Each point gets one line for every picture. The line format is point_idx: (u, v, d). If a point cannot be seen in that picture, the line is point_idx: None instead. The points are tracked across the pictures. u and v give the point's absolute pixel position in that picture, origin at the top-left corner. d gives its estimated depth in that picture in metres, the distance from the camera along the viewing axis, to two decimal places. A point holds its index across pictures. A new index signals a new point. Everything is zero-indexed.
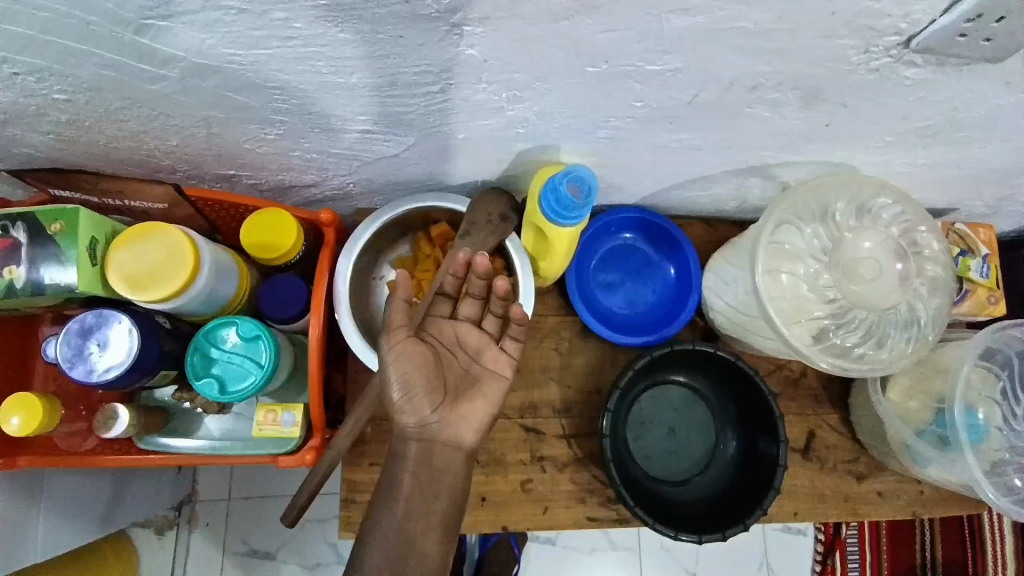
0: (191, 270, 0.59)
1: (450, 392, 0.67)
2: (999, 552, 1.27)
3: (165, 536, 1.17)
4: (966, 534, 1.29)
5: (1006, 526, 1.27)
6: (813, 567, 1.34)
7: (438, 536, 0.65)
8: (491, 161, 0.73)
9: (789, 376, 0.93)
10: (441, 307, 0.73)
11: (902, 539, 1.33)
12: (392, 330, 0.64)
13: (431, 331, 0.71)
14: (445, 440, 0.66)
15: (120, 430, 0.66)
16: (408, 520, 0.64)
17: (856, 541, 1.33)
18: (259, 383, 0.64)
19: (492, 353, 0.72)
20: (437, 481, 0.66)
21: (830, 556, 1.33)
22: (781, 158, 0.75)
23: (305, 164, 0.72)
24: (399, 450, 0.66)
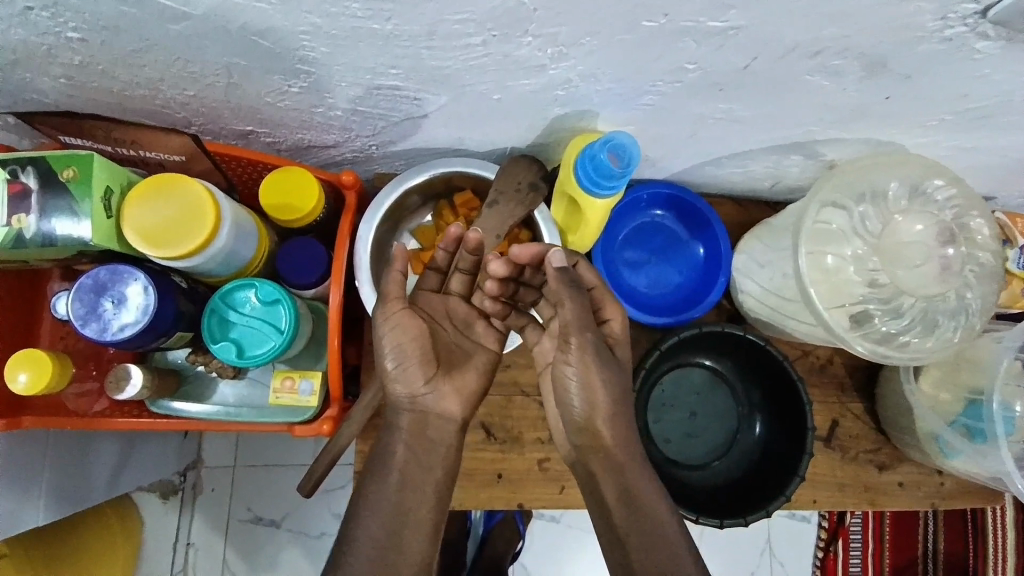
0: (210, 229, 0.56)
1: (443, 365, 0.66)
2: (999, 546, 1.28)
3: (169, 500, 1.16)
4: (968, 526, 1.30)
5: (1006, 518, 1.28)
6: (815, 554, 1.33)
7: (431, 508, 0.63)
8: (523, 127, 0.69)
9: (815, 364, 0.91)
10: (430, 279, 0.71)
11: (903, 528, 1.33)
12: (387, 300, 0.63)
13: (421, 303, 0.69)
14: (439, 412, 0.66)
15: (132, 392, 0.63)
16: (402, 492, 0.62)
17: (858, 529, 1.34)
18: (279, 348, 0.61)
19: (481, 327, 0.72)
20: (433, 453, 0.66)
21: (832, 544, 1.33)
22: (829, 135, 0.71)
23: (327, 123, 0.68)
24: (392, 421, 0.65)
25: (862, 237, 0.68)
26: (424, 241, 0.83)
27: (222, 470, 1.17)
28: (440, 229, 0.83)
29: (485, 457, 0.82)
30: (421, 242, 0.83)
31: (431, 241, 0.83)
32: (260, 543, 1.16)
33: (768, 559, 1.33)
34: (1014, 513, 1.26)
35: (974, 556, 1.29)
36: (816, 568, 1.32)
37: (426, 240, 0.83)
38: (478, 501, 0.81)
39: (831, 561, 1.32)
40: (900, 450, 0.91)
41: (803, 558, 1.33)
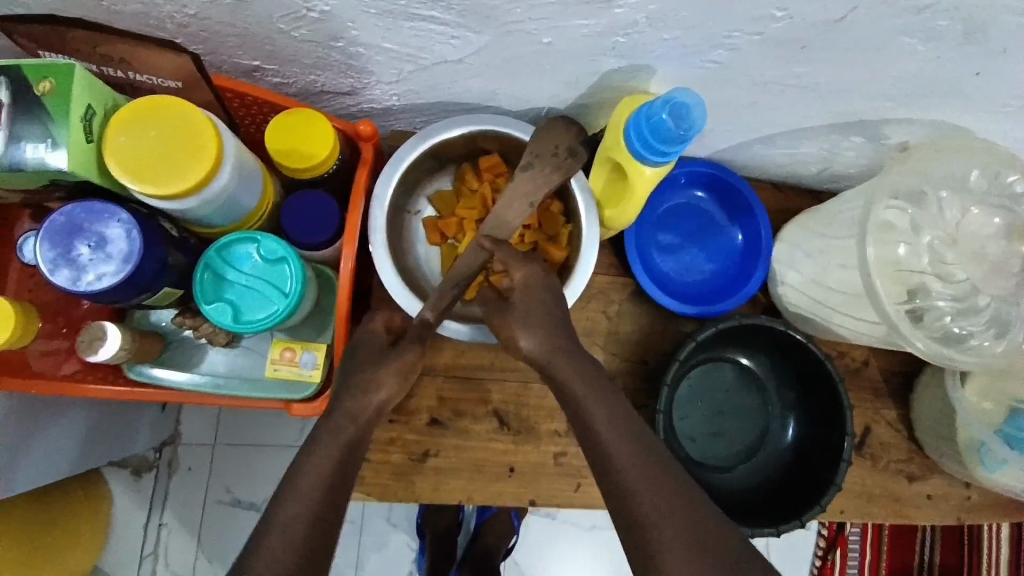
0: (208, 168, 0.48)
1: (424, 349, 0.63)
2: (994, 562, 1.24)
3: (143, 478, 1.07)
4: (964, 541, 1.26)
5: (1003, 532, 1.24)
6: (813, 563, 1.25)
7: None
8: (568, 82, 0.62)
9: (850, 366, 0.84)
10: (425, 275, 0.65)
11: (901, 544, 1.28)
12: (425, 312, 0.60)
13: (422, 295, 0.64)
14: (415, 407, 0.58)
15: (106, 355, 0.55)
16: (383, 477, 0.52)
17: (857, 539, 1.27)
18: (282, 313, 0.53)
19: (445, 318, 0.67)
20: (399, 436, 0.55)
21: (831, 552, 1.26)
22: (900, 113, 0.64)
23: (346, 63, 0.59)
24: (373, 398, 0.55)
25: (932, 229, 0.62)
26: (443, 208, 0.74)
27: (200, 448, 1.09)
28: (461, 194, 0.74)
29: (496, 447, 0.75)
30: (440, 209, 0.75)
31: (450, 207, 0.74)
32: (237, 527, 1.08)
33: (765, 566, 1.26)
34: (1010, 527, 1.22)
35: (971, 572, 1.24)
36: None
37: (446, 208, 0.75)
38: (488, 495, 0.74)
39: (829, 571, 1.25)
40: (931, 461, 0.85)
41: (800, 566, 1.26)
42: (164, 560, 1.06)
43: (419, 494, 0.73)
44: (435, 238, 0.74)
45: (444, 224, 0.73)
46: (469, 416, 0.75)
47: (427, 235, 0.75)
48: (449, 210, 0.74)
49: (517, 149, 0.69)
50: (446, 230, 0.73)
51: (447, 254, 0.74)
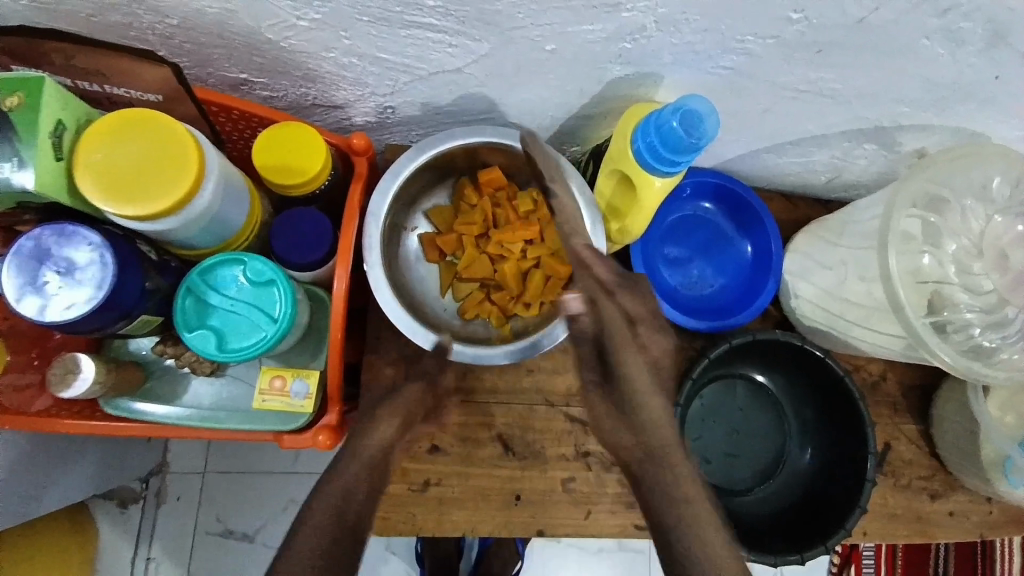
0: (191, 184, 0.44)
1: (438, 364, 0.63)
2: None
3: (130, 509, 1.02)
4: (981, 560, 1.17)
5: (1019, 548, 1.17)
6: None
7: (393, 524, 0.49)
8: (572, 92, 0.59)
9: (867, 380, 0.81)
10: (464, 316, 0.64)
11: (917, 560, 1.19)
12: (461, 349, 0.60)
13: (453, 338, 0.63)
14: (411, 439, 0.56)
15: (82, 387, 0.51)
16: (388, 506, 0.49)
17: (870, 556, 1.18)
18: (272, 338, 0.49)
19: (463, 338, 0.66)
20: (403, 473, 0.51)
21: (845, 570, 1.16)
22: (917, 119, 0.62)
23: (339, 74, 0.56)
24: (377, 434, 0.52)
25: (956, 239, 0.60)
26: (441, 224, 0.71)
27: (190, 477, 1.04)
28: (459, 209, 0.71)
29: (501, 474, 0.71)
30: (437, 224, 0.71)
31: (449, 223, 0.71)
32: (227, 559, 1.02)
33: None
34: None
35: None
36: None
37: (444, 223, 0.71)
38: (494, 526, 0.70)
39: None
40: (954, 478, 0.81)
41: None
42: None
43: (420, 526, 0.69)
44: (434, 256, 0.71)
45: (443, 241, 0.69)
46: (472, 441, 0.71)
47: (425, 253, 0.71)
48: (447, 226, 0.71)
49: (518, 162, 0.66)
50: (445, 246, 0.70)
51: (446, 272, 0.71)
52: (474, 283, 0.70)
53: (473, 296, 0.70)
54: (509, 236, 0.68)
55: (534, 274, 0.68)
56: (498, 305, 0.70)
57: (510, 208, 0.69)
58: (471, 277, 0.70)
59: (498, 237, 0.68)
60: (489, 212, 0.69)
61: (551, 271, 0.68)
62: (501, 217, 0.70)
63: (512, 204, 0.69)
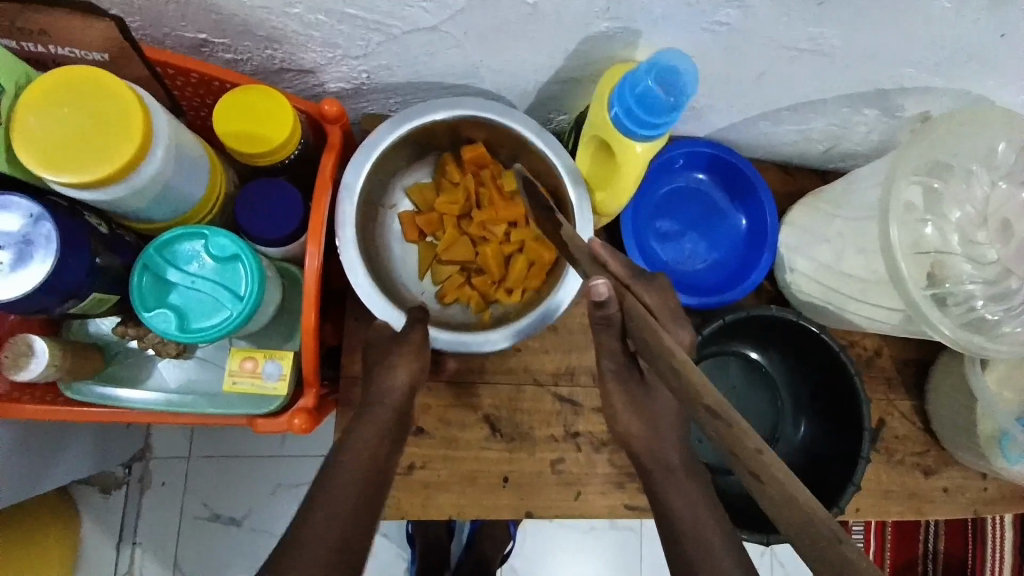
0: (136, 148, 0.41)
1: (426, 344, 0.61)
2: (998, 550, 1.17)
3: (113, 495, 0.99)
4: (969, 535, 1.17)
5: (1007, 522, 1.17)
6: None
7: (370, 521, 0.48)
8: (558, 52, 0.55)
9: (861, 356, 0.79)
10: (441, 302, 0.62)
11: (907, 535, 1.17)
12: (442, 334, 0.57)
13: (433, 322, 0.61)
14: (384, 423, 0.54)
15: (38, 370, 0.48)
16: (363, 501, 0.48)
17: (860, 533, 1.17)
18: (237, 318, 0.46)
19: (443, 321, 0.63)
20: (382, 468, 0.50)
21: None
22: (920, 81, 0.59)
23: (306, 34, 0.51)
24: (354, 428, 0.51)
25: (960, 206, 0.58)
26: (422, 202, 0.68)
27: (173, 462, 1.01)
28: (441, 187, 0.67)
29: (488, 456, 0.69)
30: (419, 202, 0.68)
31: (430, 202, 0.68)
32: (214, 545, 1.00)
33: (770, 558, 1.12)
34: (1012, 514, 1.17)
35: (975, 563, 1.17)
36: None
37: (424, 202, 0.68)
38: (481, 509, 0.68)
39: None
40: (948, 454, 0.80)
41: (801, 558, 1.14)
42: None
43: (405, 511, 0.67)
44: (413, 236, 0.68)
45: (424, 221, 0.67)
46: (458, 423, 0.69)
47: (404, 231, 0.68)
48: (428, 205, 0.68)
49: (504, 142, 0.63)
50: (426, 226, 0.67)
51: (424, 254, 0.68)
52: (451, 267, 0.68)
53: (451, 280, 0.67)
54: (493, 217, 0.66)
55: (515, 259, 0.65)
56: (477, 290, 0.67)
57: (495, 191, 0.66)
58: (450, 260, 0.67)
59: (480, 219, 0.66)
60: (472, 193, 0.66)
61: (533, 258, 0.65)
62: (483, 199, 0.67)
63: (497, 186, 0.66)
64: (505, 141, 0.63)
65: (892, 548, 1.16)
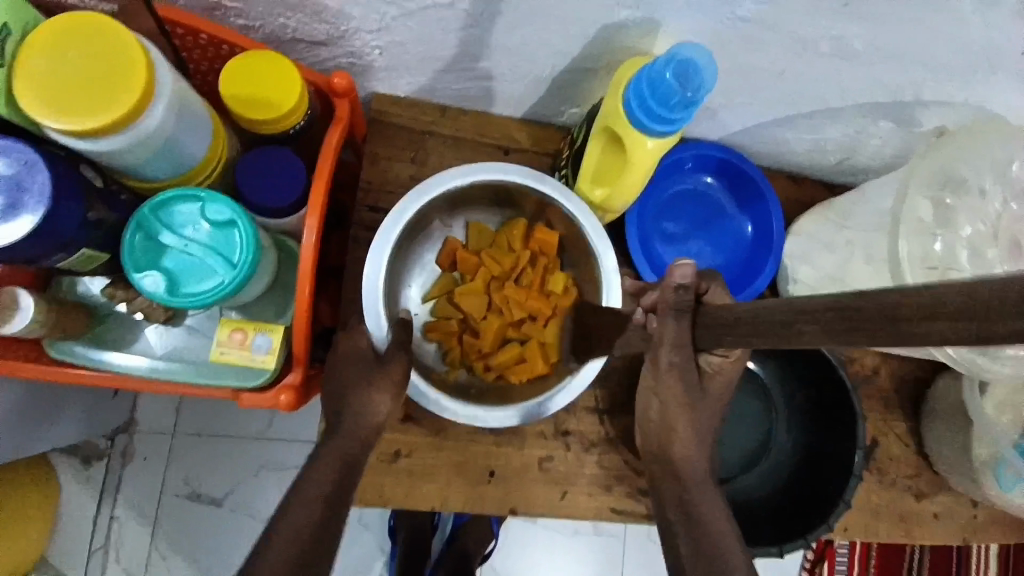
0: (134, 101, 0.40)
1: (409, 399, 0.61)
2: None
3: (93, 466, 0.98)
4: (954, 563, 1.14)
5: (993, 554, 1.15)
6: (800, 574, 1.12)
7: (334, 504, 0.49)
8: (575, 39, 0.54)
9: (860, 373, 0.78)
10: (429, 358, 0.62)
11: (891, 559, 1.15)
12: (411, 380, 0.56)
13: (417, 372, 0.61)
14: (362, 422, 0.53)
15: (20, 325, 0.47)
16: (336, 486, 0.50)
17: (844, 555, 1.15)
18: (229, 286, 0.45)
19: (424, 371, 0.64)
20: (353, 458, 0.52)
21: (818, 566, 1.13)
22: (939, 94, 0.58)
23: (321, 3, 0.50)
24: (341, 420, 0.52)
25: (973, 222, 0.57)
26: (473, 241, 0.69)
27: (158, 437, 1.00)
28: (497, 242, 0.69)
29: (477, 449, 0.68)
30: (469, 239, 0.69)
31: (479, 246, 0.69)
32: (194, 523, 0.99)
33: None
34: (999, 546, 1.15)
35: None
36: None
37: (477, 242, 0.69)
38: (465, 503, 0.67)
39: None
40: (940, 477, 0.79)
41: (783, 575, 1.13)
42: (115, 557, 0.97)
43: (388, 498, 0.66)
44: (444, 262, 0.69)
45: (463, 259, 0.68)
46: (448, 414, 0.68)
47: (440, 253, 0.69)
48: (476, 248, 0.69)
49: (575, 243, 0.65)
50: (461, 263, 0.68)
51: (443, 283, 0.69)
52: (452, 311, 0.68)
53: (447, 324, 0.68)
54: (518, 297, 0.67)
55: (513, 347, 0.66)
56: (464, 348, 0.68)
57: (541, 274, 0.68)
58: (457, 304, 0.67)
59: (506, 293, 0.67)
60: (522, 264, 0.68)
61: (528, 357, 0.66)
62: (524, 275, 0.69)
63: (545, 271, 0.68)
64: (575, 247, 0.66)
65: (875, 571, 1.15)
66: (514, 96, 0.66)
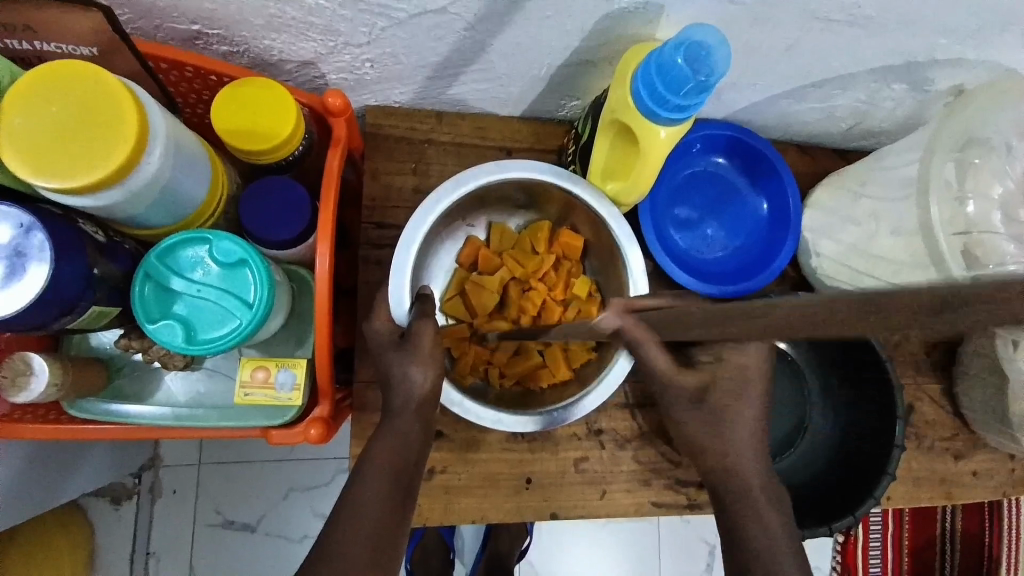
0: (120, 163, 0.38)
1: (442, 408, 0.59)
2: None
3: (124, 505, 0.97)
4: (989, 516, 1.12)
5: None
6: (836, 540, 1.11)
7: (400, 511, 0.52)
8: (573, 31, 0.52)
9: (888, 340, 0.76)
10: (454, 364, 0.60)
11: (924, 518, 1.13)
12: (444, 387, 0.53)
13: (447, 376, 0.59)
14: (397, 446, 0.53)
15: (38, 390, 0.46)
16: None
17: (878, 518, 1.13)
18: (246, 328, 0.43)
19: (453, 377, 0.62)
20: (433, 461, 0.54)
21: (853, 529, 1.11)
22: (955, 49, 0.56)
23: (306, 21, 0.48)
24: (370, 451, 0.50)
25: (998, 181, 0.56)
26: (495, 243, 0.68)
27: (184, 470, 0.99)
28: (519, 244, 0.68)
29: (510, 458, 0.67)
30: (492, 239, 0.68)
31: (502, 248, 0.68)
32: (230, 551, 0.98)
33: None
34: None
35: (992, 539, 1.12)
36: (836, 553, 1.11)
37: (500, 243, 0.68)
38: (504, 513, 0.66)
39: (852, 550, 1.10)
40: (977, 436, 0.77)
41: (820, 546, 1.12)
42: None
43: (425, 518, 0.65)
44: (465, 261, 0.68)
45: (486, 258, 0.66)
46: (478, 426, 0.66)
47: (460, 252, 0.68)
48: (498, 249, 0.68)
49: (601, 249, 0.65)
50: (482, 262, 0.67)
51: (457, 282, 0.67)
52: (464, 312, 0.66)
53: (460, 326, 0.65)
54: (537, 302, 0.66)
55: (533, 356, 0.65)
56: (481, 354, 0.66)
57: (564, 278, 0.67)
58: (473, 305, 0.66)
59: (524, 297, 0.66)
60: (545, 267, 0.66)
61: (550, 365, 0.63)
62: (545, 279, 0.67)
63: (568, 276, 0.67)
64: (601, 251, 0.66)
65: (909, 532, 1.13)
66: (512, 96, 0.63)
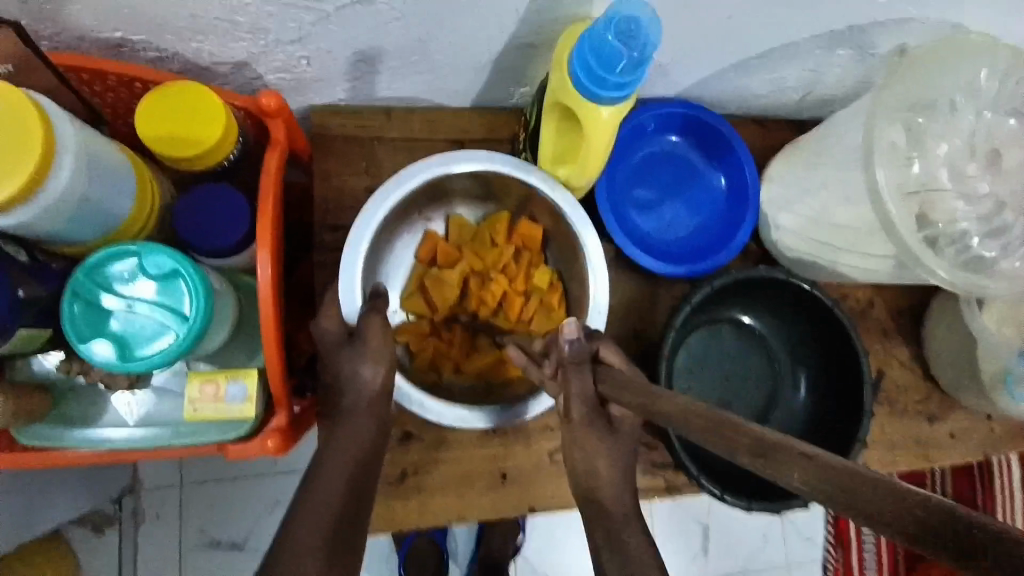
0: (26, 178, 0.37)
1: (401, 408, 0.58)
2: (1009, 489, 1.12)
3: (106, 532, 0.95)
4: (976, 476, 1.12)
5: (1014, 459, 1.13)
6: (827, 511, 1.11)
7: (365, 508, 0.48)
8: (509, 15, 0.51)
9: (856, 307, 0.76)
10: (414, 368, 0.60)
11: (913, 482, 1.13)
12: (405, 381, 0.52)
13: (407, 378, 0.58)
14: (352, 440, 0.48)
15: None
16: None
17: None
18: (184, 341, 0.42)
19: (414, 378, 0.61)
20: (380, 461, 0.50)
21: None
22: (895, 8, 0.55)
23: (230, 20, 0.47)
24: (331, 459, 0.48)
25: (945, 139, 0.56)
26: (454, 236, 0.67)
27: (165, 492, 0.97)
28: (478, 237, 0.67)
29: (483, 454, 0.66)
30: (450, 233, 0.67)
31: (461, 241, 0.67)
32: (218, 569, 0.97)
33: (780, 522, 1.11)
34: None
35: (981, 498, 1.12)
36: (829, 525, 1.11)
37: (459, 236, 0.67)
38: (480, 509, 0.65)
39: (843, 520, 1.11)
40: (950, 397, 0.77)
41: (811, 518, 1.12)
42: None
43: (401, 522, 0.64)
44: (423, 257, 0.66)
45: (444, 252, 0.65)
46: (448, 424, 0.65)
47: (419, 247, 0.67)
48: (457, 243, 0.67)
49: (560, 238, 0.65)
50: (440, 257, 0.65)
51: (417, 277, 0.66)
52: (425, 308, 0.65)
53: (420, 323, 0.64)
54: (499, 295, 0.64)
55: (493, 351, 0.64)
56: (443, 350, 0.65)
57: (525, 269, 0.66)
58: (432, 301, 0.65)
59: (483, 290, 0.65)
60: (505, 259, 0.66)
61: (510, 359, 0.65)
62: (506, 271, 0.66)
63: (529, 266, 0.67)
64: (560, 240, 0.65)
65: None
66: (458, 87, 0.62)
